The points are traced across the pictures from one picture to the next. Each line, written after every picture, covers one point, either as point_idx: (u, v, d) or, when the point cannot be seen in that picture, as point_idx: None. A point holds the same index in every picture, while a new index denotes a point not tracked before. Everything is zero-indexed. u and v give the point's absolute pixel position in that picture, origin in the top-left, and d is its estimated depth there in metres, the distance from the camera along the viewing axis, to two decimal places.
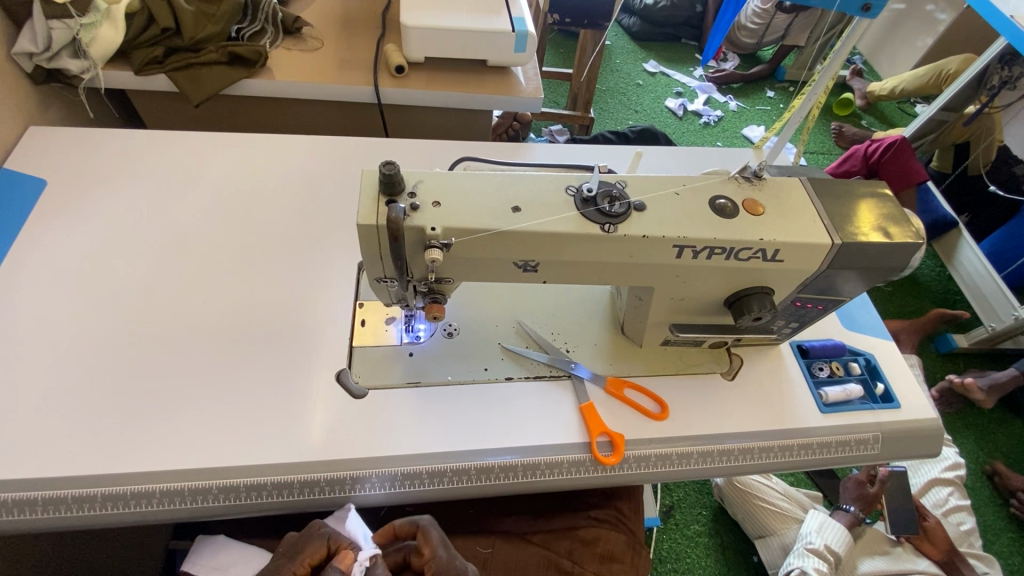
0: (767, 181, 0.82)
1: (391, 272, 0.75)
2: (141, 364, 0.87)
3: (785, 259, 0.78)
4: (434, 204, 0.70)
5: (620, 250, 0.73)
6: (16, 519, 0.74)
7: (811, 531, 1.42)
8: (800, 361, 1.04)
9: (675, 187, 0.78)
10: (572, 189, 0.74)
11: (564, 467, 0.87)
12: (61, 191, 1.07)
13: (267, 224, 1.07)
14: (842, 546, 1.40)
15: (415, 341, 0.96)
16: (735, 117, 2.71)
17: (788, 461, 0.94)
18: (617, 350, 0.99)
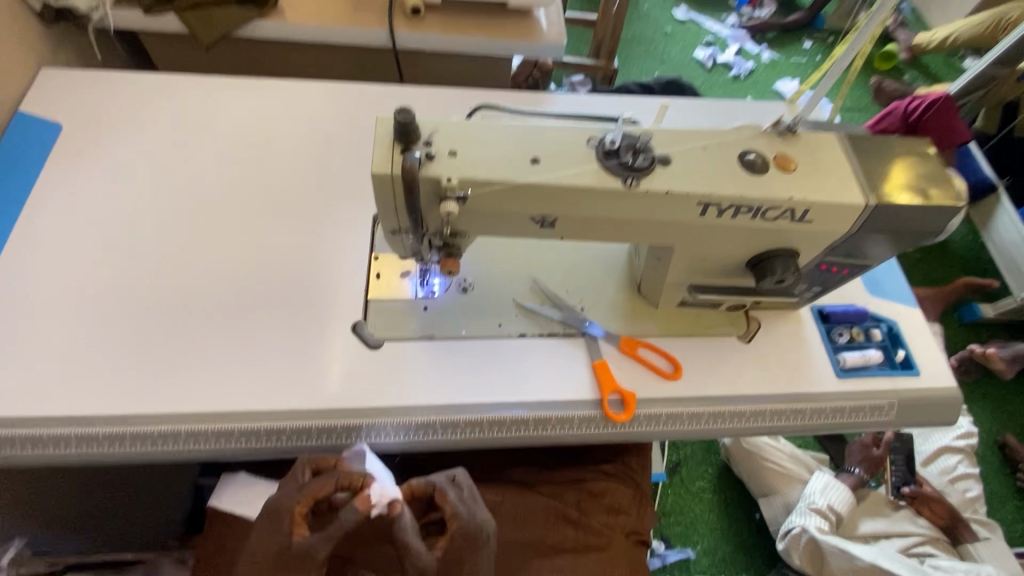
0: (801, 137, 0.78)
1: (406, 224, 0.74)
2: (161, 310, 0.89)
3: (814, 219, 0.75)
4: (450, 153, 0.68)
5: (641, 207, 0.71)
6: (52, 452, 0.79)
7: (813, 491, 1.44)
8: (819, 326, 1.02)
9: (702, 141, 0.74)
10: (594, 140, 0.70)
11: (575, 423, 0.89)
12: (77, 136, 1.06)
13: (282, 173, 1.05)
14: (844, 506, 1.43)
15: (429, 295, 0.96)
16: (767, 70, 2.56)
17: (795, 424, 0.96)
18: (632, 310, 0.98)
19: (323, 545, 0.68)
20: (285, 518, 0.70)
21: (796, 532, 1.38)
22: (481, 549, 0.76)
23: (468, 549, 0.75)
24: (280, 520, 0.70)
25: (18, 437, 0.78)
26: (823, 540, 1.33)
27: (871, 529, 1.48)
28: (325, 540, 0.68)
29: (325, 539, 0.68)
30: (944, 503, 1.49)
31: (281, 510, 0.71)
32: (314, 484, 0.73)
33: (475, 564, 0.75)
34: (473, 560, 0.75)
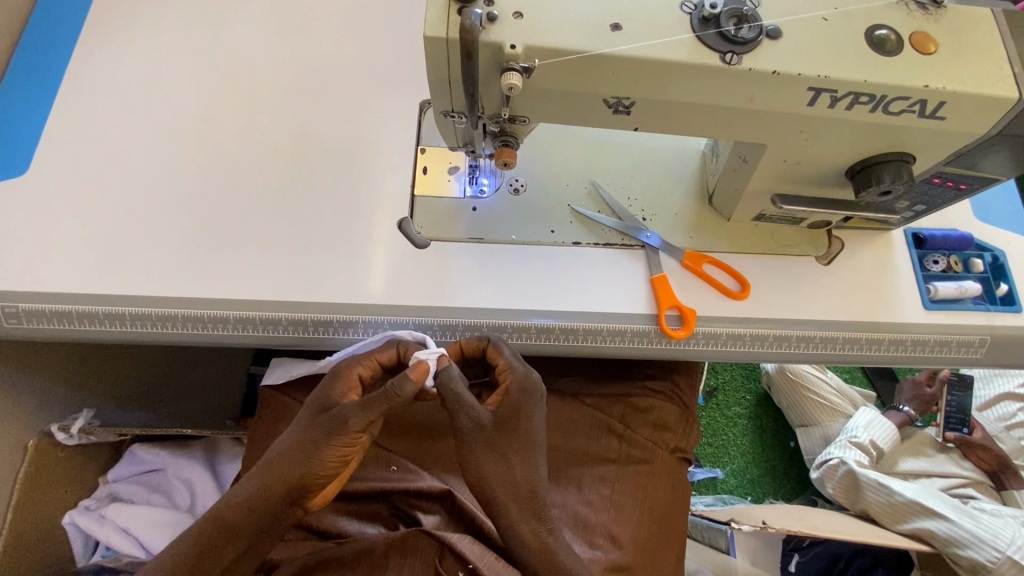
0: (947, 10, 0.63)
1: (460, 104, 0.65)
2: (204, 195, 0.86)
3: (948, 116, 0.62)
4: (517, 15, 0.57)
5: (737, 91, 0.60)
6: (109, 329, 0.80)
7: (858, 426, 1.39)
8: (912, 252, 0.90)
9: (823, 11, 0.60)
10: (688, 5, 0.59)
11: (627, 336, 0.83)
12: (109, 4, 0.99)
13: (322, 52, 0.96)
14: (886, 443, 1.39)
15: (478, 195, 0.89)
16: None
17: (873, 355, 0.86)
18: (700, 223, 0.89)
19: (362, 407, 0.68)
20: (339, 375, 0.74)
21: (833, 464, 1.34)
22: (537, 406, 0.75)
23: (526, 404, 0.73)
24: (333, 376, 0.74)
25: (75, 313, 0.79)
26: (862, 471, 1.28)
27: (913, 467, 1.44)
28: (367, 406, 0.68)
29: (368, 404, 0.68)
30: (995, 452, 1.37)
31: (337, 371, 0.75)
32: (372, 351, 0.75)
33: (533, 422, 0.74)
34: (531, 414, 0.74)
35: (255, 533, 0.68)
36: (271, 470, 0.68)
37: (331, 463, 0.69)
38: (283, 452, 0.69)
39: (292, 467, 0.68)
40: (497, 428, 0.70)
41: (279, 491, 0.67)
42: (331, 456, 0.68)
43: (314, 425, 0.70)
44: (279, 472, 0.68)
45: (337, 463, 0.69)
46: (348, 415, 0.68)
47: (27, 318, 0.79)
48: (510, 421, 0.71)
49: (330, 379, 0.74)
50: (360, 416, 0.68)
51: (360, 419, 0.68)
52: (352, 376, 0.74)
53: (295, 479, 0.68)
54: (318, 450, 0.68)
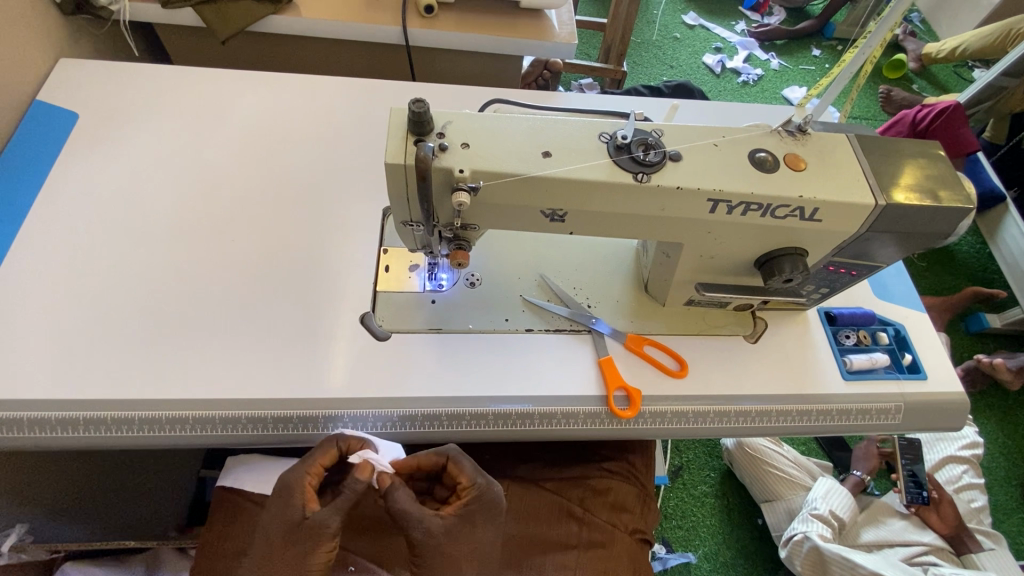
0: (812, 136, 0.78)
1: (417, 215, 0.74)
2: (170, 298, 0.89)
3: (824, 219, 0.75)
4: (463, 145, 0.68)
5: (650, 203, 0.71)
6: (60, 435, 0.79)
7: (817, 497, 1.43)
8: (826, 328, 1.02)
9: (714, 139, 0.74)
10: (605, 136, 0.72)
11: (580, 418, 0.88)
12: (93, 125, 1.07)
13: (293, 165, 1.06)
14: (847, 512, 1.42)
15: (437, 289, 0.96)
16: (776, 77, 2.57)
17: (803, 426, 0.94)
18: (639, 308, 0.98)
19: (334, 513, 0.71)
20: (296, 491, 0.73)
21: (799, 539, 1.36)
22: (492, 520, 0.79)
23: (481, 518, 0.78)
24: (290, 492, 0.73)
25: (26, 420, 0.78)
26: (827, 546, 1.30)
27: (872, 538, 1.46)
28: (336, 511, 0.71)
29: (337, 510, 0.71)
30: (953, 507, 1.47)
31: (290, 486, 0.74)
32: (315, 455, 0.75)
33: (483, 535, 0.78)
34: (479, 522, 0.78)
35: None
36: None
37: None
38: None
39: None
40: (447, 541, 0.74)
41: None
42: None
43: (291, 545, 0.71)
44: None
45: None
46: (323, 528, 0.71)
47: None
48: (460, 536, 0.75)
49: (286, 497, 0.73)
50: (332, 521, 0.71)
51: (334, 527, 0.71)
52: (306, 487, 0.74)
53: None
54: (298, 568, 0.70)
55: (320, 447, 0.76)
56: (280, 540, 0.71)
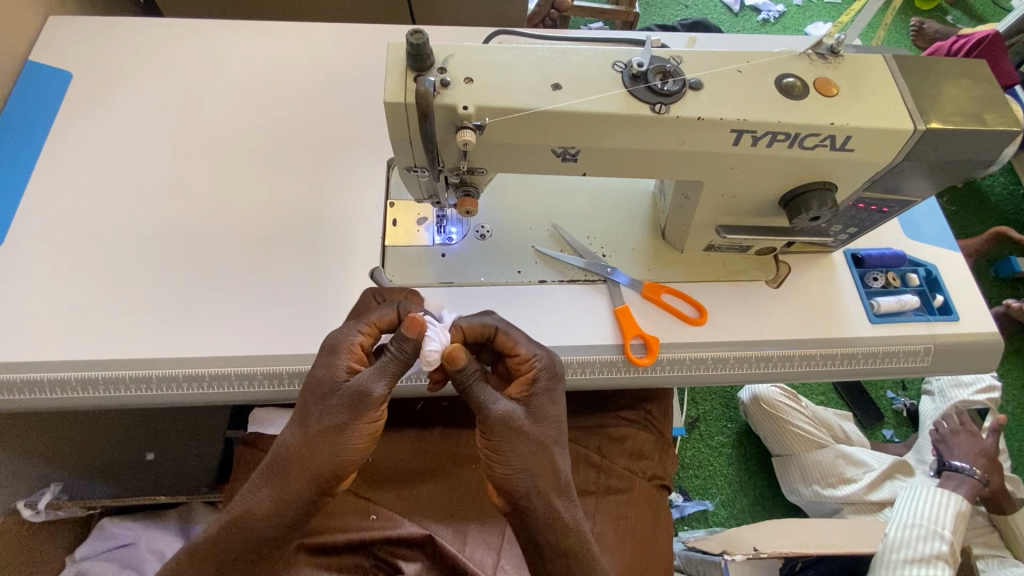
0: (844, 59, 0.72)
1: (422, 160, 0.71)
2: (177, 257, 0.88)
3: (856, 148, 0.70)
4: (467, 80, 0.64)
5: (669, 136, 0.67)
6: (81, 395, 0.80)
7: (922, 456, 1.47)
8: (853, 270, 0.97)
9: (737, 65, 0.69)
10: (620, 65, 0.67)
11: (596, 367, 0.87)
12: (87, 84, 1.04)
13: (292, 118, 1.02)
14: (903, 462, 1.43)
15: (447, 242, 0.93)
16: (799, 13, 2.37)
17: (828, 370, 0.91)
18: (656, 255, 0.95)
19: (381, 379, 0.61)
20: (341, 350, 0.65)
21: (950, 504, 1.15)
22: (563, 393, 0.68)
23: (553, 391, 0.66)
24: (333, 351, 0.65)
25: (47, 381, 0.79)
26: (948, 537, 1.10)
27: (883, 495, 1.37)
28: (380, 374, 0.61)
29: (382, 373, 0.61)
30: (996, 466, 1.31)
31: (331, 349, 0.65)
32: (371, 317, 0.68)
33: (561, 407, 0.67)
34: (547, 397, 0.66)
35: (275, 533, 0.64)
36: (287, 475, 0.61)
37: (357, 453, 0.61)
38: (293, 450, 0.61)
39: (314, 466, 0.60)
40: (528, 419, 0.63)
41: (300, 492, 0.61)
42: (349, 450, 0.61)
43: (330, 411, 0.61)
44: (299, 473, 0.61)
45: (364, 450, 0.62)
46: (363, 400, 0.60)
47: None
48: (544, 416, 0.64)
49: (325, 359, 0.64)
50: (379, 389, 0.61)
51: (377, 396, 0.61)
52: (355, 349, 0.66)
53: (313, 477, 0.61)
54: (338, 444, 0.60)
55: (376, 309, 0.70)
56: (316, 413, 0.62)
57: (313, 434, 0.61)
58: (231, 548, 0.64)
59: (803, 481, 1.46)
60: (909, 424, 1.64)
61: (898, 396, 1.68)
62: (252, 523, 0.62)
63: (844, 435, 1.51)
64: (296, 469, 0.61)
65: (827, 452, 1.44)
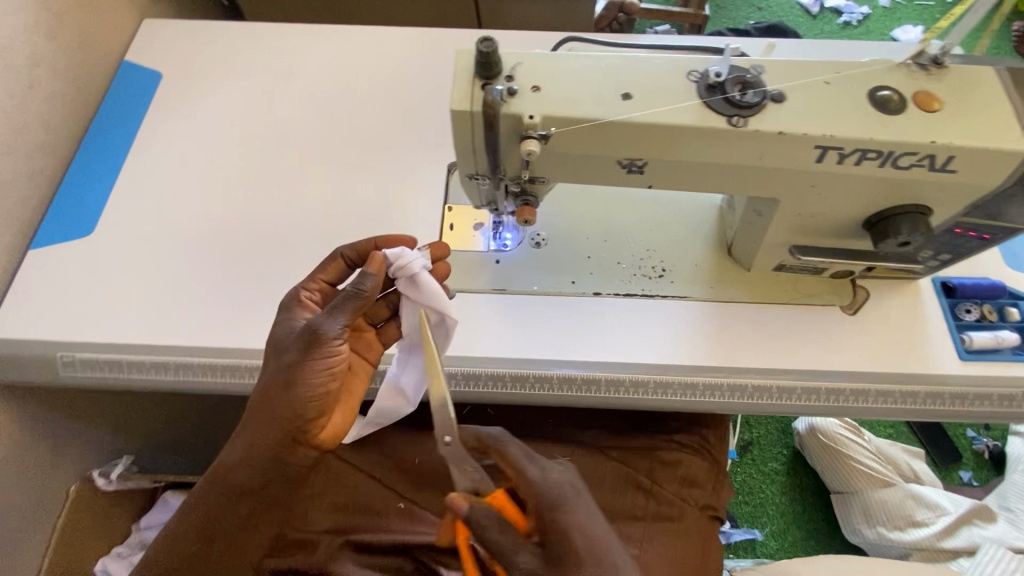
0: (950, 71, 0.65)
1: (483, 168, 0.70)
2: (246, 252, 0.92)
3: (958, 170, 0.63)
4: (534, 89, 0.63)
5: (745, 151, 0.63)
6: (155, 377, 0.85)
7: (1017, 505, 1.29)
8: (942, 301, 0.89)
9: (825, 75, 0.64)
10: (695, 74, 0.63)
11: (649, 388, 0.83)
12: (173, 83, 1.11)
13: (357, 119, 1.05)
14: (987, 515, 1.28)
15: (501, 248, 0.92)
16: (885, 14, 2.19)
17: (907, 409, 0.84)
18: (719, 272, 0.90)
19: (334, 319, 0.64)
20: (294, 303, 0.71)
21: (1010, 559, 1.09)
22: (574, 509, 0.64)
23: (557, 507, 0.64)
24: (288, 307, 0.71)
25: (125, 362, 0.85)
26: None
27: (959, 542, 1.24)
28: (334, 312, 0.64)
29: (336, 312, 0.64)
30: None
31: (288, 303, 0.71)
32: (315, 273, 0.73)
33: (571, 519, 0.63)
34: (544, 469, 0.67)
35: (249, 484, 0.67)
36: (254, 419, 0.66)
37: (316, 390, 0.65)
38: (258, 399, 0.66)
39: (278, 409, 0.65)
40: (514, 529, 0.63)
41: (267, 435, 0.65)
42: (309, 386, 0.64)
43: (286, 357, 0.65)
44: (264, 420, 0.65)
45: (323, 388, 0.65)
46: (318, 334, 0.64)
47: (81, 366, 0.85)
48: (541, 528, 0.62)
49: (287, 312, 0.70)
50: (335, 328, 0.64)
51: (332, 330, 0.64)
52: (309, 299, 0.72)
53: (277, 417, 0.65)
54: (297, 380, 0.64)
55: (321, 264, 0.73)
56: (278, 355, 0.66)
57: (275, 374, 0.65)
58: (211, 503, 0.69)
59: (866, 521, 1.34)
60: (990, 468, 1.49)
61: (979, 435, 1.53)
62: (225, 472, 0.67)
63: (914, 474, 1.38)
64: (260, 419, 0.65)
65: (894, 491, 1.33)
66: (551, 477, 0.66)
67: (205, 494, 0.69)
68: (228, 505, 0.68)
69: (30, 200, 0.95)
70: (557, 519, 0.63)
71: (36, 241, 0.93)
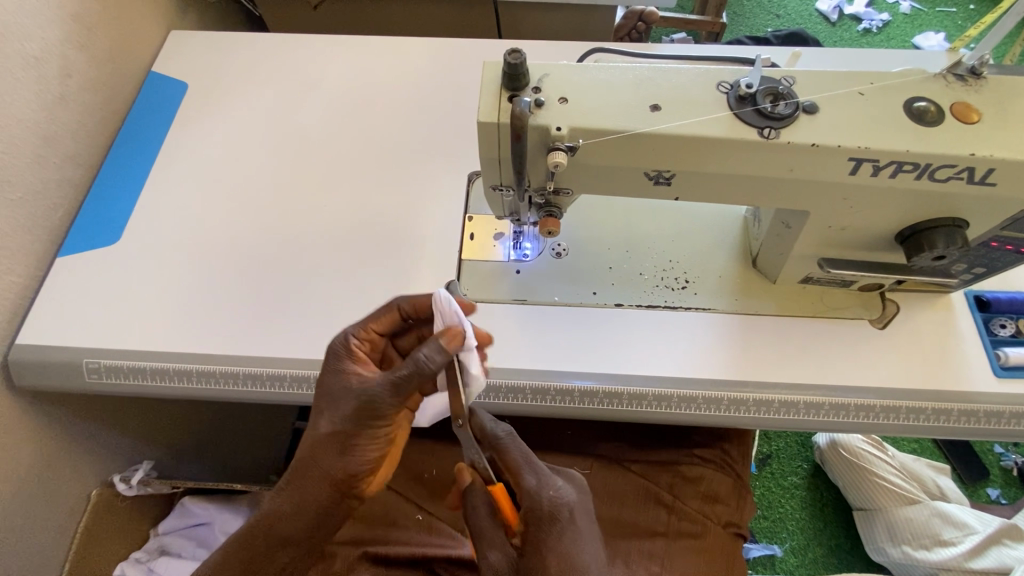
0: (988, 81, 0.63)
1: (508, 179, 0.69)
2: (267, 261, 0.93)
3: (998, 183, 0.61)
4: (561, 100, 0.62)
5: (776, 163, 0.62)
6: (177, 385, 0.86)
7: None
8: (975, 315, 0.86)
9: (860, 86, 0.63)
10: (725, 86, 0.63)
11: (673, 402, 0.82)
12: (198, 93, 1.12)
13: (379, 128, 1.06)
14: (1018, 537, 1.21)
15: (522, 258, 0.92)
16: (906, 21, 2.16)
17: (941, 427, 0.81)
18: (744, 284, 0.89)
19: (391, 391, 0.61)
20: (345, 353, 0.66)
21: None
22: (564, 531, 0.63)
23: (544, 526, 0.62)
24: (339, 356, 0.66)
25: (149, 369, 0.86)
26: None
27: (988, 563, 1.19)
28: (390, 384, 0.61)
29: (396, 388, 0.61)
30: None
31: (335, 353, 0.67)
32: (368, 321, 0.69)
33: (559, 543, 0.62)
34: (541, 483, 0.65)
35: (296, 539, 0.67)
36: (303, 478, 0.65)
37: (369, 456, 0.64)
38: (306, 457, 0.65)
39: (330, 472, 0.64)
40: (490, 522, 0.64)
41: (318, 496, 0.65)
42: (364, 452, 0.64)
43: (338, 422, 0.63)
44: (314, 480, 0.65)
45: (376, 453, 0.65)
46: (378, 409, 0.62)
47: (106, 373, 0.86)
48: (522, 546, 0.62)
49: (333, 365, 0.66)
50: (392, 402, 0.62)
51: (390, 405, 0.62)
52: (358, 352, 0.67)
53: (328, 478, 0.64)
54: (351, 447, 0.63)
55: (375, 313, 0.69)
56: (327, 415, 0.64)
57: (325, 438, 0.63)
58: (252, 555, 0.68)
59: (890, 539, 1.31)
60: (1020, 486, 1.44)
61: (1008, 452, 1.48)
62: (270, 526, 0.67)
63: (941, 491, 1.34)
64: (308, 477, 0.65)
65: (920, 508, 1.29)
66: (549, 492, 0.64)
67: (247, 547, 0.67)
68: (269, 556, 0.68)
69: (60, 207, 0.97)
70: (540, 536, 0.62)
71: (64, 249, 0.95)
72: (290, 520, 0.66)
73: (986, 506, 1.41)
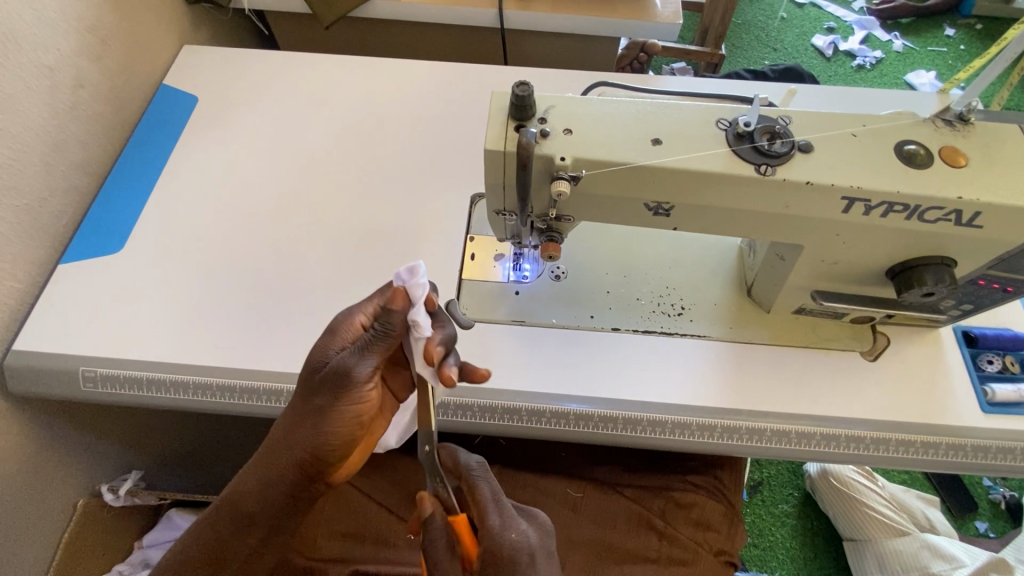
0: (976, 127, 0.66)
1: (511, 204, 0.71)
2: (269, 275, 0.94)
3: (985, 225, 0.64)
4: (566, 131, 0.65)
5: (772, 199, 0.64)
6: (174, 396, 0.86)
7: None
8: (963, 350, 0.88)
9: (852, 128, 0.65)
10: (724, 123, 0.65)
11: (667, 428, 0.82)
12: (207, 107, 1.14)
13: (385, 148, 1.08)
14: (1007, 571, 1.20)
15: (521, 280, 0.93)
16: (898, 60, 2.23)
17: (929, 461, 0.82)
18: (738, 313, 0.90)
19: (365, 359, 0.62)
20: (341, 330, 0.65)
21: None
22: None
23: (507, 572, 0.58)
24: (332, 332, 0.65)
25: (145, 379, 0.86)
26: None
27: None
28: (366, 353, 0.62)
29: (368, 355, 0.62)
30: None
31: (331, 326, 0.66)
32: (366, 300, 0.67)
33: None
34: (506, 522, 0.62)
35: (263, 515, 0.67)
36: (278, 451, 0.65)
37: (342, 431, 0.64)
38: (286, 431, 0.65)
39: (304, 445, 0.64)
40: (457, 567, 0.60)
41: (289, 471, 0.65)
42: (339, 426, 0.64)
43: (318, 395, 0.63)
44: (287, 453, 0.65)
45: (348, 429, 0.65)
46: (351, 378, 0.62)
47: (102, 382, 0.86)
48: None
49: (325, 338, 0.65)
50: (365, 370, 0.62)
51: (363, 373, 0.62)
52: (355, 325, 0.66)
53: (302, 453, 0.64)
54: (325, 421, 0.63)
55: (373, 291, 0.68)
56: (309, 386, 0.64)
57: (306, 409, 0.64)
58: (220, 533, 0.67)
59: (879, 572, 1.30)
60: (1008, 519, 1.45)
61: (996, 485, 1.49)
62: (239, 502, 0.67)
63: (929, 523, 1.34)
64: (283, 441, 0.65)
65: (910, 541, 1.29)
66: (512, 534, 0.61)
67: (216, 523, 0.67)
68: (236, 534, 0.67)
69: (65, 215, 0.98)
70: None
71: (66, 256, 0.95)
72: (258, 493, 0.66)
73: (975, 539, 1.41)
